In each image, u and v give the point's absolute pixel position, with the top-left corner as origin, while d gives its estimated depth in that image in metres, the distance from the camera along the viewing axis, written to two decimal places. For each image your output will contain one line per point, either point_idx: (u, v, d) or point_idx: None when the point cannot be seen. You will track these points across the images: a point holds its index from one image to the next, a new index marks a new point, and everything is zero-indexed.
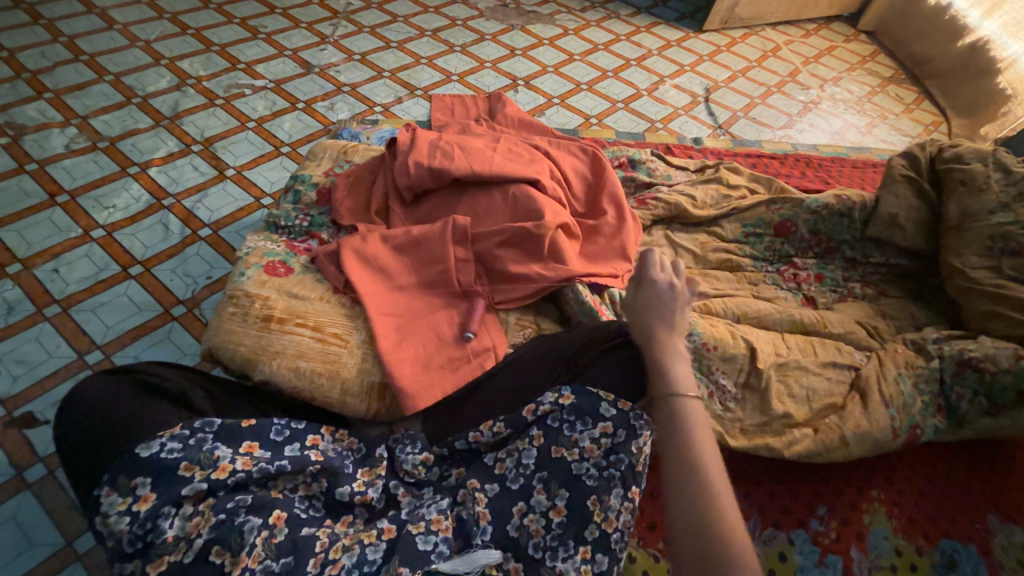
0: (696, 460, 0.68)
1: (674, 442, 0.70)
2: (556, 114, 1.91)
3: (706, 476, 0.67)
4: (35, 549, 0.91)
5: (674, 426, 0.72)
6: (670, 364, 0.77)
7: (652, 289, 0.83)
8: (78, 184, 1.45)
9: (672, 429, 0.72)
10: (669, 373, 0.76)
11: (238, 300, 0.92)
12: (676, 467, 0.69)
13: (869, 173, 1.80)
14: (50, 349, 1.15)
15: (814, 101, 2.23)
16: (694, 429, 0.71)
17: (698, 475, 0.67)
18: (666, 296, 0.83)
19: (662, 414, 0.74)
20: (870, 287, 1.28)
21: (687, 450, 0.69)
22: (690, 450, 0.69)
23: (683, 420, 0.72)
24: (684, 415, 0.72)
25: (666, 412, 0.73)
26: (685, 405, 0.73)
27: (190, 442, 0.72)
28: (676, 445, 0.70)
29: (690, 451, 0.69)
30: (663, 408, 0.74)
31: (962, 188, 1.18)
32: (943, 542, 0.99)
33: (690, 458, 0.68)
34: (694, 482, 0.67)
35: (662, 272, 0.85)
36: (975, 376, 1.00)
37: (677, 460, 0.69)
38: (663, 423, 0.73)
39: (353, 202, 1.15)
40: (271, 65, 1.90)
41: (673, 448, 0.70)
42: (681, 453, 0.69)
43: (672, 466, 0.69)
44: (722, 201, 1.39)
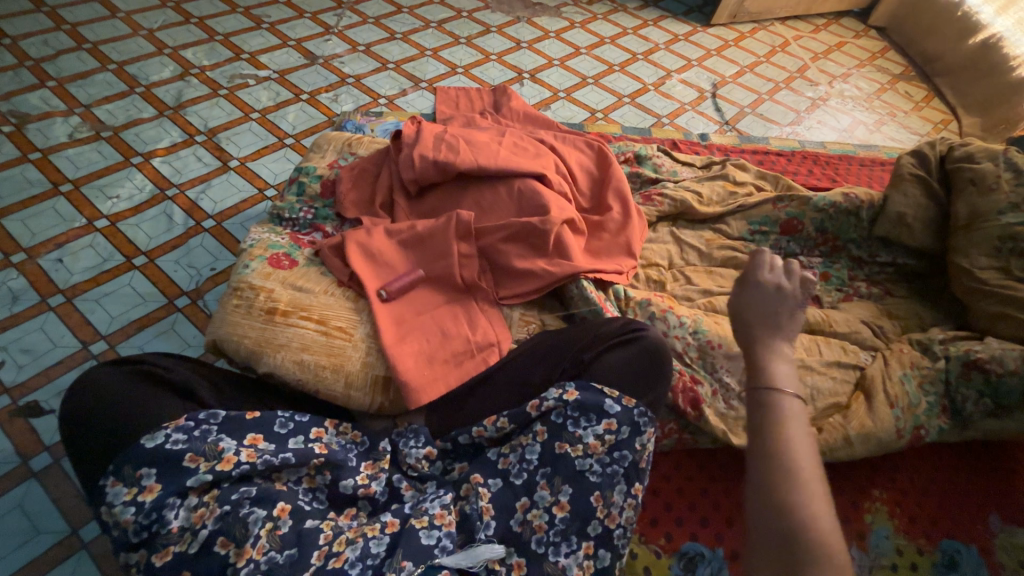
0: (794, 465, 0.60)
1: (768, 442, 0.63)
2: (561, 108, 1.90)
3: (805, 486, 0.60)
4: (41, 536, 0.92)
5: (770, 425, 0.64)
6: (772, 360, 0.70)
7: (755, 287, 0.79)
8: (82, 174, 1.44)
9: (766, 427, 0.64)
10: (767, 368, 0.69)
11: (242, 293, 0.91)
12: (767, 468, 0.61)
13: (877, 171, 1.79)
14: (55, 338, 1.15)
15: (823, 98, 2.21)
16: (794, 432, 0.63)
17: (798, 483, 0.60)
18: (767, 295, 0.77)
19: (757, 409, 0.66)
20: (876, 286, 1.27)
21: (784, 453, 0.62)
22: (789, 453, 0.62)
23: (783, 420, 0.64)
24: (785, 416, 0.65)
25: (762, 408, 0.66)
26: (787, 405, 0.65)
27: (195, 433, 0.72)
28: (768, 444, 0.63)
29: (788, 455, 0.61)
30: (759, 402, 0.67)
31: (972, 187, 1.17)
32: (944, 542, 0.99)
33: (789, 462, 0.61)
34: (787, 486, 0.60)
35: (770, 273, 0.79)
36: (981, 377, 1.00)
37: (771, 461, 0.62)
38: (758, 419, 0.66)
39: (357, 195, 1.14)
40: (275, 55, 1.89)
41: (766, 449, 0.63)
42: (776, 454, 0.62)
43: (761, 466, 0.62)
44: (728, 198, 1.38)
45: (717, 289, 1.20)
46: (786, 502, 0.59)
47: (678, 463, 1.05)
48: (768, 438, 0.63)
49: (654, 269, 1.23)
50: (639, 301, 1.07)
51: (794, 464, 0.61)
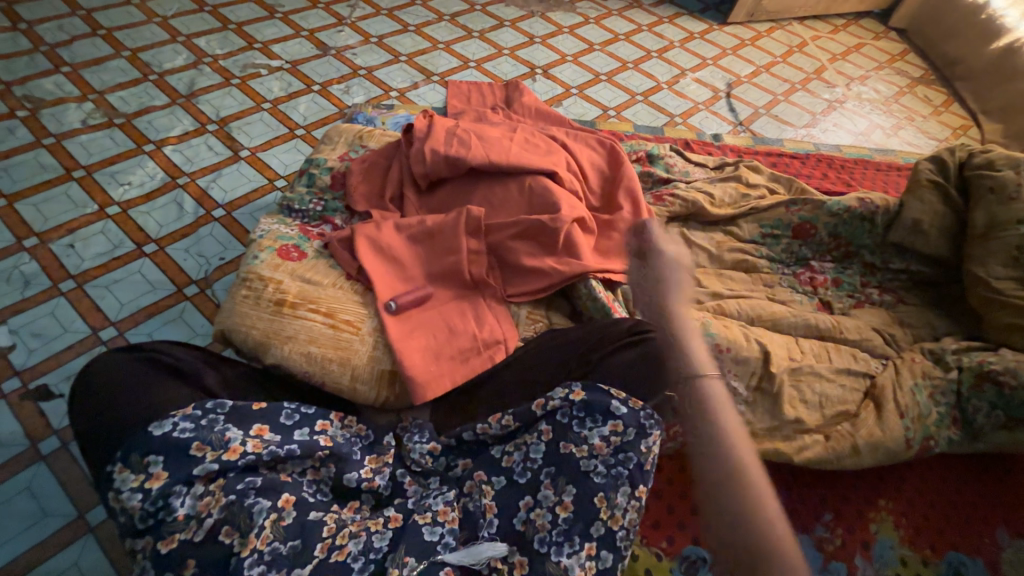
0: (733, 454, 0.66)
1: (705, 435, 0.68)
2: (573, 104, 1.88)
3: (745, 469, 0.64)
4: (49, 519, 0.93)
5: (702, 419, 0.70)
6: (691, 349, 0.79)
7: (669, 276, 0.89)
8: (94, 160, 1.45)
9: (702, 421, 0.70)
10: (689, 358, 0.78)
11: (252, 283, 0.92)
12: (710, 461, 0.66)
13: (893, 176, 1.76)
14: (65, 323, 1.16)
15: (839, 100, 2.17)
16: (726, 420, 0.69)
17: (738, 470, 0.64)
18: (675, 286, 0.88)
19: (689, 406, 0.73)
20: (888, 293, 1.25)
21: (722, 444, 0.67)
22: (724, 442, 0.67)
23: (714, 411, 0.70)
24: (716, 408, 0.71)
25: (693, 403, 0.72)
26: (713, 392, 0.72)
27: (202, 422, 0.73)
28: (706, 437, 0.68)
29: (724, 445, 0.67)
30: (689, 396, 0.73)
31: (991, 195, 1.14)
32: (949, 555, 0.98)
33: (726, 452, 0.66)
34: (729, 476, 0.64)
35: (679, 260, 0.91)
36: (993, 389, 0.99)
37: (710, 455, 0.66)
38: (693, 417, 0.71)
39: (367, 188, 1.14)
40: (287, 45, 1.88)
41: (702, 443, 0.68)
42: (714, 446, 0.67)
43: (703, 460, 0.67)
44: (740, 200, 1.36)
45: (727, 292, 1.19)
46: (732, 490, 0.63)
47: (682, 466, 1.05)
48: (705, 432, 0.69)
49: None
50: None
51: (730, 452, 0.66)
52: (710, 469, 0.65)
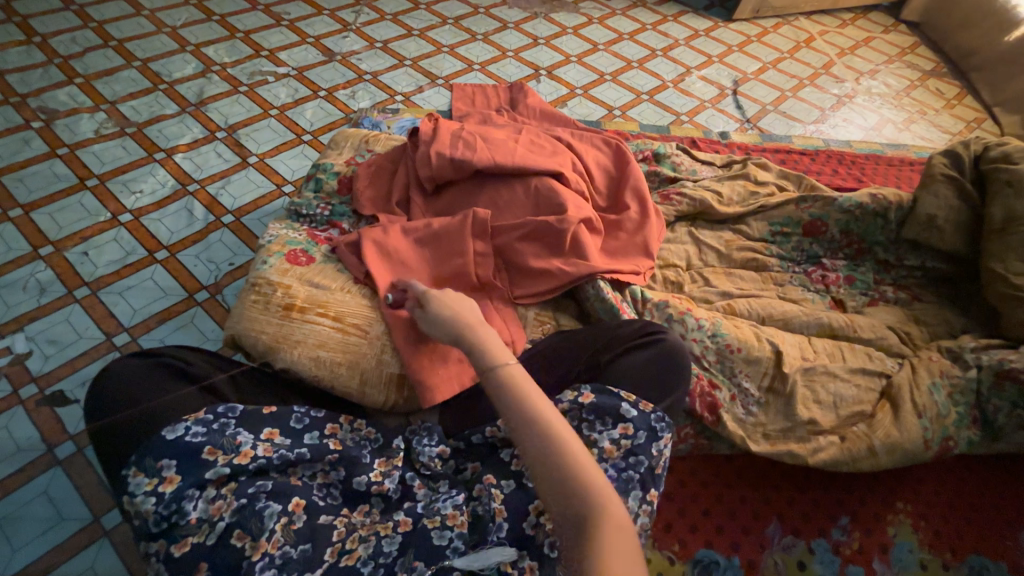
0: (540, 429, 0.64)
1: (521, 418, 0.65)
2: (578, 105, 1.88)
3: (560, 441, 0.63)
4: (66, 522, 0.95)
5: (515, 404, 0.66)
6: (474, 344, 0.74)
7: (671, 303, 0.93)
8: (107, 169, 1.48)
9: (517, 406, 0.66)
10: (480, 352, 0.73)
11: (261, 288, 0.92)
12: (531, 445, 0.64)
13: (906, 171, 1.73)
14: (79, 330, 1.18)
15: (849, 95, 2.14)
16: (533, 394, 0.67)
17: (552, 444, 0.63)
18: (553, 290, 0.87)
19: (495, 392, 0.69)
20: (903, 290, 1.23)
21: (534, 424, 0.65)
22: (537, 421, 0.65)
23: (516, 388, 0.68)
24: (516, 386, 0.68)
25: (500, 388, 0.68)
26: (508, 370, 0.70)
27: (214, 426, 0.73)
28: (523, 421, 0.65)
29: (540, 423, 0.65)
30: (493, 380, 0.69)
31: (1009, 189, 1.11)
32: (971, 558, 0.96)
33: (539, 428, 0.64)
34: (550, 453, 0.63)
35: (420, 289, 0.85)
36: (1015, 388, 0.97)
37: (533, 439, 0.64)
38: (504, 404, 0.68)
39: (373, 192, 1.14)
40: (293, 52, 1.91)
41: (522, 428, 0.65)
42: (535, 427, 0.64)
43: (525, 446, 0.64)
44: (749, 197, 1.35)
45: (737, 291, 1.17)
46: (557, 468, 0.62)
47: (694, 469, 1.03)
48: (519, 418, 0.65)
49: (672, 270, 1.21)
50: (656, 302, 1.04)
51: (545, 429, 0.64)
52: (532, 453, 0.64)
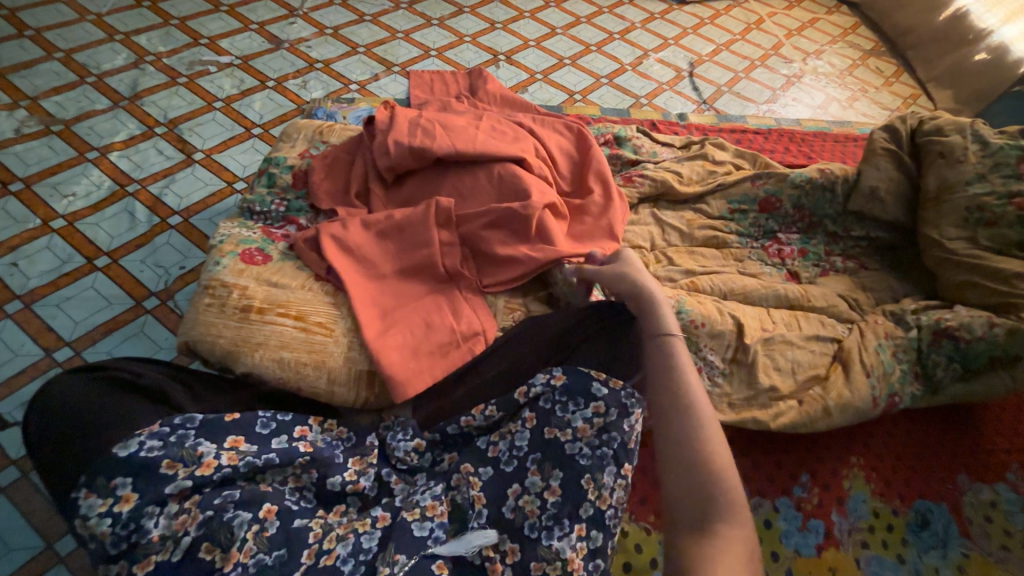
0: (694, 415, 0.72)
1: (672, 395, 0.74)
2: (539, 90, 1.86)
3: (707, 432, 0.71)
4: (14, 553, 0.88)
5: (676, 386, 0.75)
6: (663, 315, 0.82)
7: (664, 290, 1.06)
8: (32, 171, 1.35)
9: (674, 384, 0.75)
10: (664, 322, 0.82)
11: (214, 291, 0.88)
12: (677, 424, 0.72)
13: (850, 146, 1.82)
14: (14, 347, 1.09)
15: (797, 75, 2.22)
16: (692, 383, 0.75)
17: (699, 431, 0.71)
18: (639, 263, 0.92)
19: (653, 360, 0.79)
20: (851, 260, 1.30)
21: (687, 408, 0.73)
22: (691, 406, 0.73)
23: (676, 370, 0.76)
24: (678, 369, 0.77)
25: (664, 367, 0.77)
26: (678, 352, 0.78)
27: (171, 439, 0.70)
28: (675, 399, 0.74)
29: (693, 409, 0.73)
30: (657, 356, 0.79)
31: (941, 160, 1.19)
32: (917, 503, 1.04)
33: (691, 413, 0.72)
34: (695, 435, 0.71)
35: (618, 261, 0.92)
36: (951, 343, 1.04)
37: (680, 415, 0.72)
38: (664, 377, 0.77)
39: (331, 185, 1.10)
40: (236, 39, 1.79)
41: (672, 405, 0.74)
42: (682, 410, 0.73)
43: (669, 420, 0.73)
44: (707, 177, 1.38)
45: (699, 268, 1.20)
46: (700, 454, 0.69)
47: None
48: (670, 397, 0.74)
49: (637, 251, 1.23)
50: None
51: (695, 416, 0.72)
52: (675, 426, 0.72)
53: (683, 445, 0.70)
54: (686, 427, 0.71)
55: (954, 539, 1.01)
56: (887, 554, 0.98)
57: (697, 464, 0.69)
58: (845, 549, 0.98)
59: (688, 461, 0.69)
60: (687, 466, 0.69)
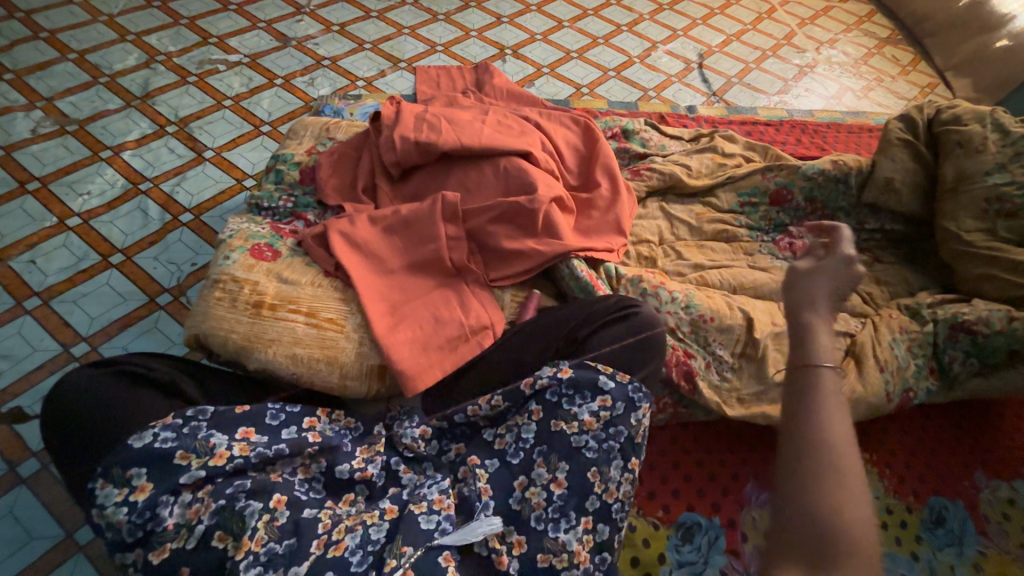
0: (831, 455, 0.59)
1: (811, 426, 0.61)
2: (546, 83, 1.85)
3: (838, 476, 0.58)
4: (35, 542, 0.91)
5: (816, 421, 0.61)
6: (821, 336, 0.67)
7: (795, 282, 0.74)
8: (48, 171, 1.38)
9: (807, 415, 0.62)
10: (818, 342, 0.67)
11: (225, 285, 0.88)
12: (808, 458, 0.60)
13: (865, 137, 1.78)
14: (34, 342, 1.12)
15: (810, 65, 2.18)
16: (836, 422, 0.62)
17: (834, 475, 0.58)
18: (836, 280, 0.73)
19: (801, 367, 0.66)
20: (864, 253, 1.27)
21: (821, 445, 0.60)
22: (826, 445, 0.60)
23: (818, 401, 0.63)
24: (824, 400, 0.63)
25: (805, 397, 0.63)
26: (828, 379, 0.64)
27: (184, 431, 0.71)
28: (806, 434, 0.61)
29: (825, 449, 0.60)
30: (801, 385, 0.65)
31: (959, 150, 1.17)
32: (932, 500, 1.02)
33: (830, 456, 0.59)
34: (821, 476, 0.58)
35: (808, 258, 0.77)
36: (968, 338, 1.02)
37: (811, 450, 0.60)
38: (806, 406, 0.63)
39: (338, 180, 1.11)
40: (245, 38, 1.81)
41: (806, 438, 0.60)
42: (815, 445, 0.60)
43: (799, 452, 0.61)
44: (717, 169, 1.36)
45: (708, 262, 1.19)
46: (826, 498, 0.57)
47: (673, 436, 1.06)
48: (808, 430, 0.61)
49: (645, 245, 1.22)
50: (630, 278, 1.05)
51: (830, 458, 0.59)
52: (798, 458, 0.60)
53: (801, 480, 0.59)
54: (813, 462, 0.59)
55: (971, 536, 0.99)
56: (901, 551, 0.96)
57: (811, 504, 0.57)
58: None
59: (808, 499, 0.57)
60: (805, 506, 0.58)
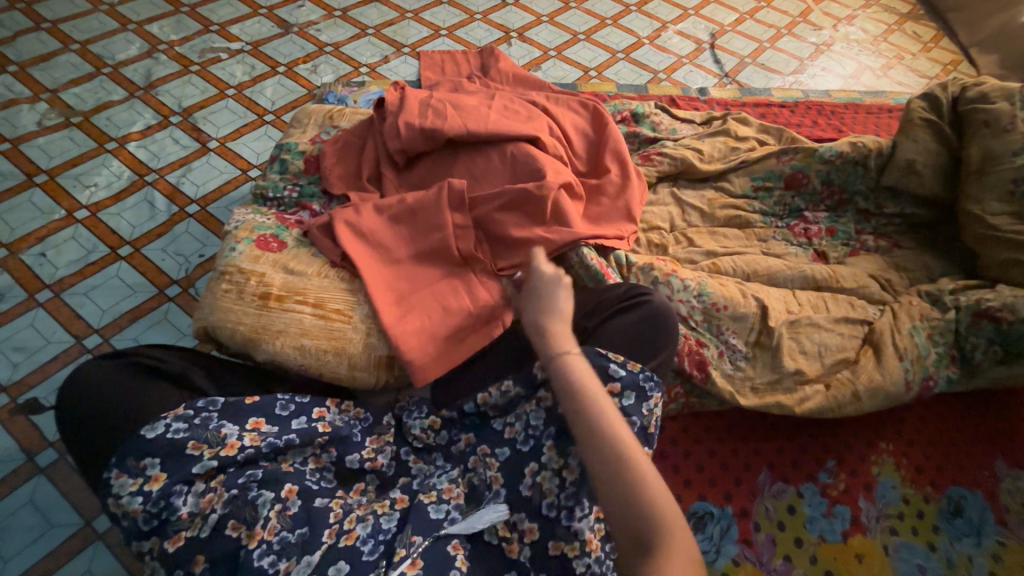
0: (631, 489, 0.60)
1: (602, 453, 0.62)
2: (553, 67, 1.80)
3: (653, 501, 0.59)
4: (55, 530, 0.93)
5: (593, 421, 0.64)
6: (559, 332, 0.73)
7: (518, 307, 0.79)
8: (56, 163, 1.38)
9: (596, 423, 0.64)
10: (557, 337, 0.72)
11: (232, 277, 0.88)
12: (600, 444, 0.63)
13: (884, 118, 1.72)
14: (46, 334, 1.13)
15: (827, 43, 2.10)
16: (611, 421, 0.64)
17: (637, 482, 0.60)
18: (557, 288, 0.79)
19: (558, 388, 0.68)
20: (883, 238, 1.23)
21: (621, 479, 0.61)
22: (625, 475, 0.61)
23: (590, 420, 0.64)
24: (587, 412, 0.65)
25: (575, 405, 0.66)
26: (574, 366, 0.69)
27: (196, 421, 0.71)
28: (607, 471, 0.62)
29: (626, 480, 0.61)
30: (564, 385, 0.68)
31: (986, 129, 1.12)
32: (950, 490, 1.00)
33: (625, 481, 0.60)
34: (635, 511, 0.59)
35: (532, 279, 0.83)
36: (992, 325, 0.99)
37: (610, 491, 0.61)
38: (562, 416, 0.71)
39: (343, 169, 1.09)
40: (246, 25, 1.78)
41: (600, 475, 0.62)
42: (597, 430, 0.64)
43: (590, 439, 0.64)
44: (730, 153, 1.32)
45: (721, 249, 1.16)
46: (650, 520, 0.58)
47: (685, 426, 1.05)
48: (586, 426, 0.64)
49: (656, 232, 1.19)
50: (642, 266, 1.03)
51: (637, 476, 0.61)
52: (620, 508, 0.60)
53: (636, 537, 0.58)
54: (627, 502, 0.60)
55: (989, 527, 0.97)
56: (917, 542, 0.95)
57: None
58: (873, 536, 0.95)
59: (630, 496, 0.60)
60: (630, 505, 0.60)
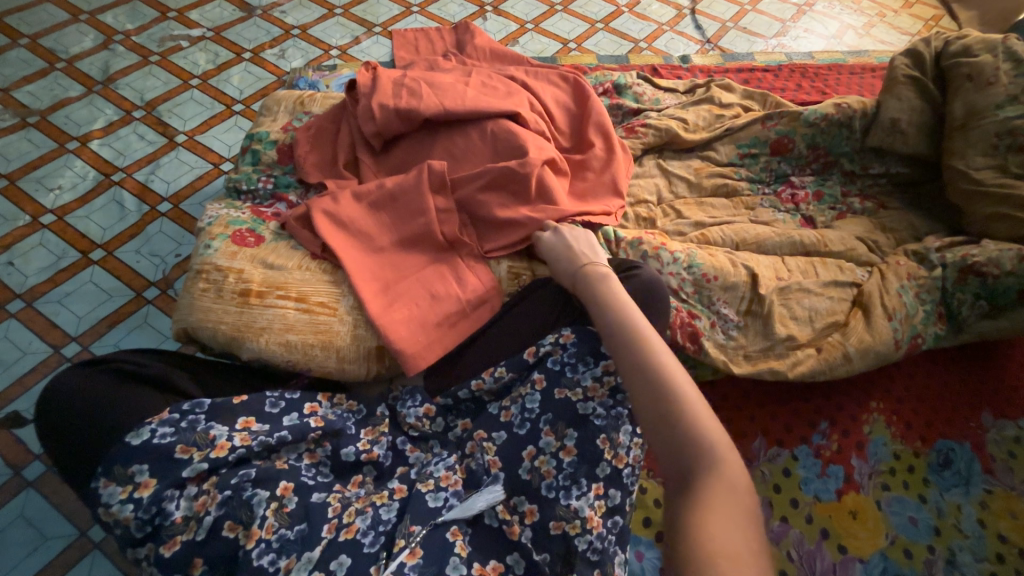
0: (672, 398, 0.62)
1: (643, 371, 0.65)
2: (530, 41, 1.74)
3: (699, 425, 0.59)
4: (50, 542, 0.92)
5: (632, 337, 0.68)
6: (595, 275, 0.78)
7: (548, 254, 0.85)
8: (15, 167, 1.32)
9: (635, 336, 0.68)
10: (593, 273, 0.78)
11: (209, 275, 0.85)
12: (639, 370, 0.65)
13: (868, 78, 1.70)
14: (22, 345, 1.09)
15: (809, 3, 2.06)
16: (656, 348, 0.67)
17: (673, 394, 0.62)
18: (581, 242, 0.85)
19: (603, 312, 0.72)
20: (869, 200, 1.23)
21: (664, 399, 0.62)
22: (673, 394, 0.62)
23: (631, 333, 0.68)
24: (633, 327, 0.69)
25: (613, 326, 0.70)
26: (615, 293, 0.74)
27: (183, 425, 0.69)
28: (649, 386, 0.63)
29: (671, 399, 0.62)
30: (602, 305, 0.73)
31: (970, 84, 1.11)
32: (938, 443, 1.03)
33: (661, 396, 0.62)
34: (677, 421, 0.60)
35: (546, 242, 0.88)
36: (977, 280, 1.01)
37: (656, 419, 0.61)
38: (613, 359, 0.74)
39: (317, 157, 1.05)
40: (206, 10, 1.69)
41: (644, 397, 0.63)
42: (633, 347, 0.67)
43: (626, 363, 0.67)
44: (714, 121, 1.30)
45: (709, 220, 1.15)
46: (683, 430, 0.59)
47: None
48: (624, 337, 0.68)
49: (643, 206, 1.17)
50: (630, 241, 1.00)
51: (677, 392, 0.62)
52: (667, 439, 0.60)
53: (676, 457, 0.59)
54: (670, 423, 0.60)
55: (976, 477, 1.00)
56: (908, 494, 0.98)
57: (693, 520, 0.53)
58: (866, 492, 0.97)
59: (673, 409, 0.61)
60: (667, 420, 0.61)
